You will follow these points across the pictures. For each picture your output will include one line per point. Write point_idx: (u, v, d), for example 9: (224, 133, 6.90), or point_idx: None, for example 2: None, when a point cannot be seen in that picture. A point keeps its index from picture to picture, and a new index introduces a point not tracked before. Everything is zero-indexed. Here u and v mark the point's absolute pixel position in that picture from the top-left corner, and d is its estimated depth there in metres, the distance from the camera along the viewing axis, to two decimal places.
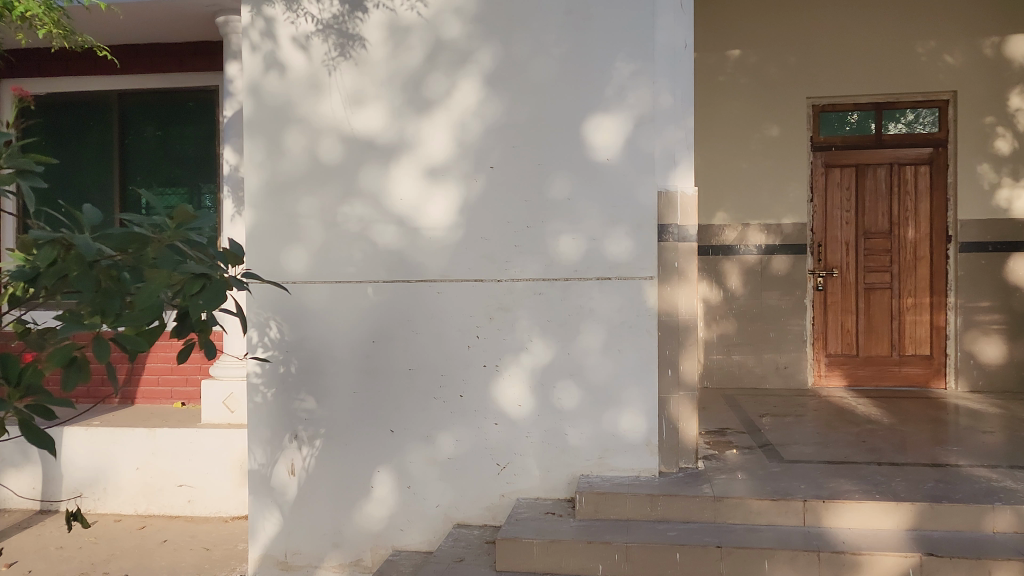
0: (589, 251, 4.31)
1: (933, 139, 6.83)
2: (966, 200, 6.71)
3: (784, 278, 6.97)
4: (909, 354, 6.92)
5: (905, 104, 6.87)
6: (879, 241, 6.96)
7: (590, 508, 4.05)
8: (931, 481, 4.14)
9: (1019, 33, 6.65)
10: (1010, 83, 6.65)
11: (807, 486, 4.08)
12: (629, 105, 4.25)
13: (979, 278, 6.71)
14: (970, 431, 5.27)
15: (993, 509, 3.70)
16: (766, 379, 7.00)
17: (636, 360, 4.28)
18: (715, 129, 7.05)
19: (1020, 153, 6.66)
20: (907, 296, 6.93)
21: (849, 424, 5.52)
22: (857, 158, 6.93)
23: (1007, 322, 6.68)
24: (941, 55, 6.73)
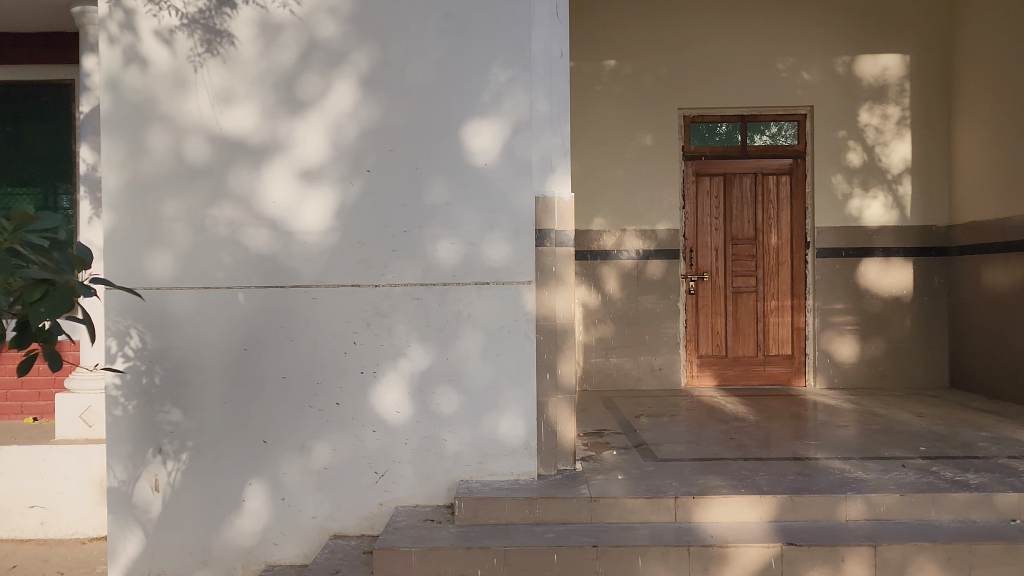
0: (467, 256, 4.31)
1: (793, 151, 7.23)
2: (823, 209, 7.15)
3: (658, 282, 7.20)
4: (773, 354, 7.29)
5: (767, 117, 7.24)
6: (745, 247, 7.30)
7: (468, 514, 4.04)
8: (792, 474, 4.37)
9: (867, 53, 7.14)
10: (860, 100, 7.13)
11: (678, 483, 4.22)
12: (506, 111, 4.29)
13: (834, 281, 7.15)
14: (828, 426, 5.60)
15: (846, 498, 3.94)
16: (642, 380, 7.20)
17: (515, 364, 4.31)
18: (592, 136, 7.20)
19: (870, 165, 7.15)
20: (771, 299, 7.30)
21: (719, 423, 5.76)
22: (725, 167, 7.24)
23: (859, 323, 7.15)
24: (799, 72, 7.15)
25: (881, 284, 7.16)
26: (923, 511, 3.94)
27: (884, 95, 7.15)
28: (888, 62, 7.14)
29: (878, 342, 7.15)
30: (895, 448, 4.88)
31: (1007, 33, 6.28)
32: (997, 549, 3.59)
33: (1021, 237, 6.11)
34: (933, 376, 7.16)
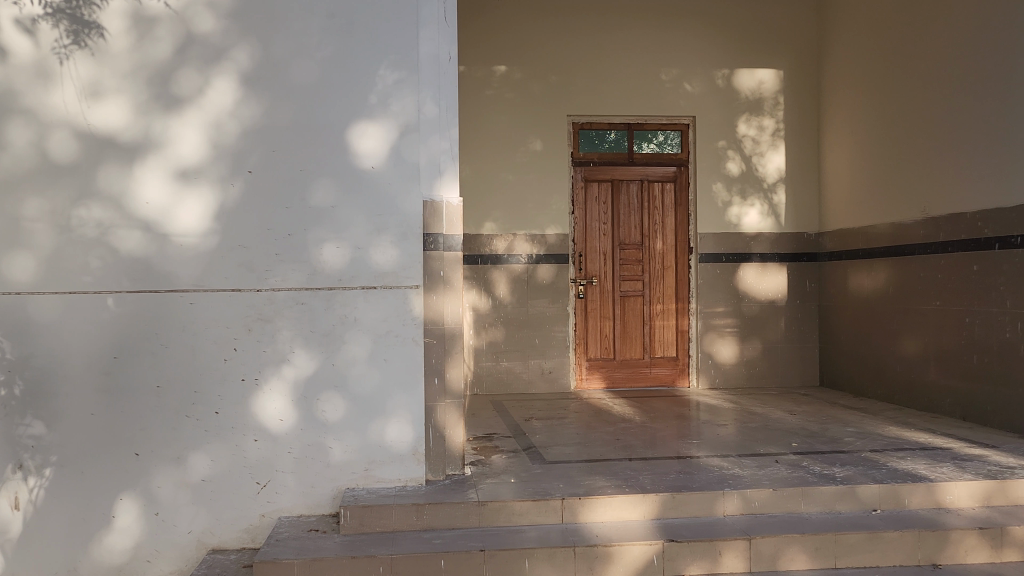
0: (353, 260, 4.24)
1: (676, 159, 7.47)
2: (705, 215, 7.41)
3: (548, 287, 7.29)
4: (658, 356, 7.50)
5: (653, 126, 7.46)
6: (632, 252, 7.49)
7: (355, 522, 3.97)
8: (674, 473, 4.50)
9: (744, 67, 7.47)
10: (739, 111, 7.45)
11: (565, 485, 4.28)
12: (393, 113, 4.25)
13: (715, 286, 7.43)
14: (709, 425, 5.80)
15: (723, 494, 4.09)
16: (532, 384, 7.27)
17: (402, 370, 4.27)
18: (483, 141, 7.23)
19: (748, 174, 7.48)
20: (656, 302, 7.51)
21: (606, 424, 5.88)
22: (612, 174, 7.41)
23: (739, 325, 7.45)
24: (682, 83, 7.40)
25: (758, 288, 7.49)
26: (795, 505, 4.13)
27: (760, 108, 7.49)
28: (764, 76, 7.49)
29: (756, 343, 7.48)
30: (770, 445, 5.11)
31: (870, 53, 6.70)
32: (860, 537, 3.80)
33: (883, 244, 6.52)
34: (806, 376, 7.55)
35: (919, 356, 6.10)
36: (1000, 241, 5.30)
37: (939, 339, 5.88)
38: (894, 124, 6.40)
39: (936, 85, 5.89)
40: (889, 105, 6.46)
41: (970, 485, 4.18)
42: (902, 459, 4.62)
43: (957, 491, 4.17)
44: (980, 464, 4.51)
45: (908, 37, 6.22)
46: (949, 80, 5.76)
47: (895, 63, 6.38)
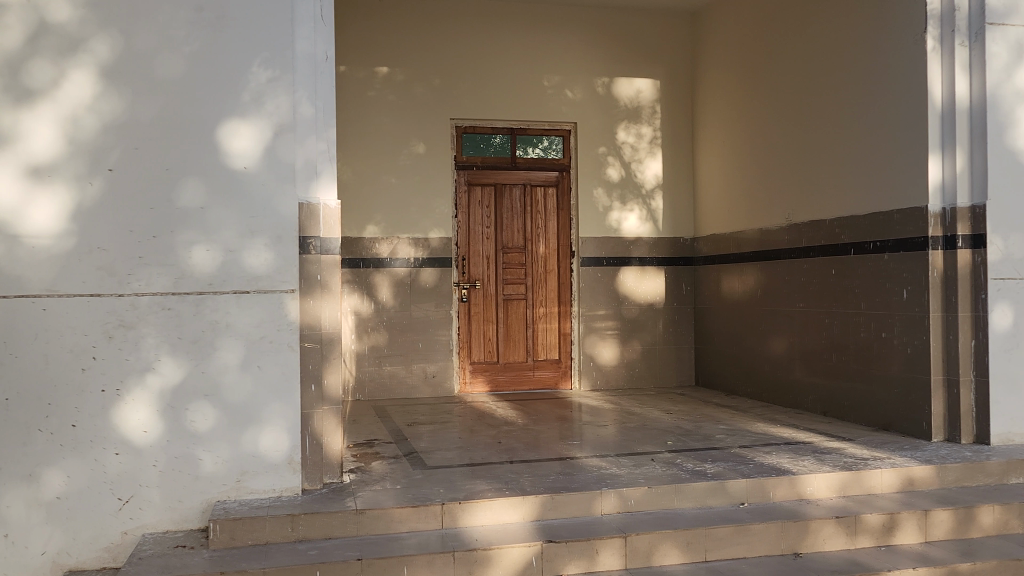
0: (224, 264, 4.07)
1: (558, 164, 7.59)
2: (586, 220, 7.56)
3: (431, 290, 7.24)
4: (541, 359, 7.59)
5: (535, 132, 7.55)
6: (515, 255, 7.54)
7: (225, 537, 3.81)
8: (553, 474, 4.55)
9: (624, 76, 7.67)
10: (618, 119, 7.64)
11: (445, 490, 4.25)
12: (267, 112, 4.11)
13: (596, 289, 7.59)
14: (589, 426, 5.92)
15: (601, 494, 4.17)
16: (416, 389, 7.20)
17: (277, 376, 4.14)
18: (364, 142, 7.12)
19: (627, 180, 7.67)
20: (539, 305, 7.59)
21: (489, 428, 5.89)
22: (495, 178, 7.45)
23: (619, 328, 7.64)
24: (563, 89, 7.52)
25: (638, 291, 7.70)
26: (668, 501, 4.25)
27: (639, 116, 7.71)
28: (642, 85, 7.72)
29: (635, 344, 7.68)
30: (646, 444, 5.25)
31: (740, 66, 7.01)
32: (729, 530, 3.95)
33: (752, 249, 6.83)
34: (682, 376, 7.82)
35: (786, 356, 6.41)
36: (856, 246, 5.64)
37: (804, 340, 6.20)
38: (762, 135, 6.72)
39: (801, 99, 6.22)
40: (757, 117, 6.78)
41: (829, 477, 4.42)
42: (768, 454, 4.85)
43: (817, 483, 4.40)
44: (838, 457, 4.79)
45: (775, 52, 6.54)
46: (812, 94, 6.09)
47: (763, 77, 6.70)
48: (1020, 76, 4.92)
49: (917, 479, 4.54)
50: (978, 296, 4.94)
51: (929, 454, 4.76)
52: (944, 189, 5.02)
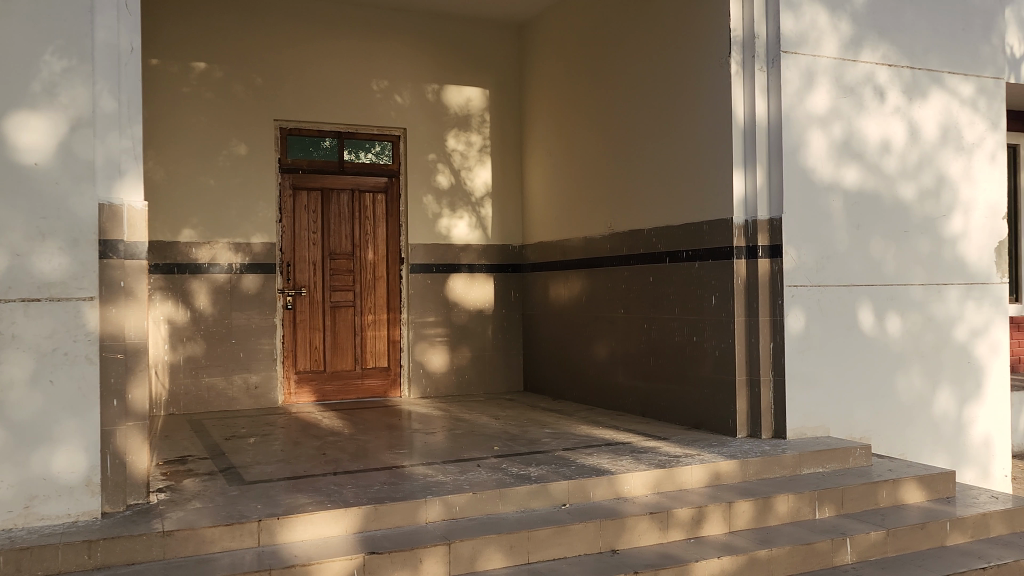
0: (10, 268, 3.70)
1: (387, 170, 7.52)
2: (415, 226, 7.53)
3: (253, 297, 6.95)
4: (369, 367, 7.46)
5: (363, 136, 7.44)
6: (343, 262, 7.36)
7: (9, 568, 3.46)
8: (378, 484, 4.48)
9: (453, 84, 7.73)
10: (447, 126, 7.68)
11: (262, 505, 4.07)
12: (60, 104, 3.78)
13: (426, 296, 7.58)
14: (417, 434, 5.87)
15: (425, 502, 4.14)
16: (236, 401, 6.87)
17: (73, 392, 3.80)
18: (179, 141, 6.73)
19: (456, 187, 7.73)
20: (367, 313, 7.46)
21: (313, 438, 5.72)
22: (322, 182, 7.25)
23: (448, 334, 7.67)
24: (392, 94, 7.46)
25: (467, 298, 7.77)
26: (491, 506, 4.29)
27: (468, 124, 7.79)
28: (471, 94, 7.81)
29: (465, 350, 7.74)
30: (473, 450, 5.28)
31: (564, 80, 7.25)
32: (550, 531, 4.04)
33: (577, 256, 7.06)
34: (511, 381, 7.96)
35: (608, 360, 6.67)
36: (671, 255, 5.96)
37: (624, 344, 6.48)
38: (583, 147, 6.98)
39: (620, 114, 6.50)
40: (580, 129, 7.02)
41: (644, 474, 4.63)
42: (589, 455, 5.01)
43: (634, 481, 4.60)
44: (653, 455, 5.03)
45: (594, 68, 6.82)
46: (629, 110, 6.39)
47: (584, 91, 6.96)
48: (809, 100, 5.39)
49: (723, 473, 4.84)
50: (776, 302, 5.36)
51: (734, 450, 5.10)
52: (747, 203, 5.42)
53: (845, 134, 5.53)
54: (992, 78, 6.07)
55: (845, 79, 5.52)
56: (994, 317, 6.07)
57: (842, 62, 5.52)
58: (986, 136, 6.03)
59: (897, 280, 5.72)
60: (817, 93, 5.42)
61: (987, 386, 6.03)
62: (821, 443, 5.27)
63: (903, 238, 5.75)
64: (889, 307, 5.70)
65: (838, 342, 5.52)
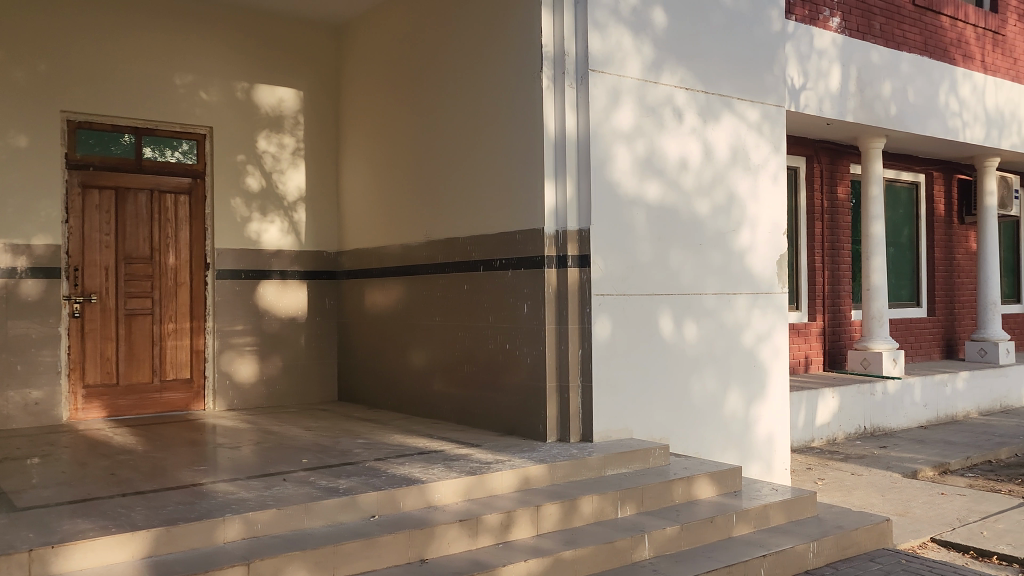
0: None
1: (192, 170, 7.11)
2: (222, 230, 7.18)
3: (34, 304, 6.33)
4: (170, 380, 6.98)
5: (165, 134, 6.99)
6: (140, 267, 6.86)
7: None
8: (172, 504, 4.19)
9: (264, 83, 7.45)
10: (258, 127, 7.40)
11: (34, 534, 3.69)
12: None
13: (233, 304, 7.24)
14: (221, 449, 5.57)
15: (223, 521, 3.92)
16: (12, 419, 6.21)
17: None
18: None
19: (267, 190, 7.46)
20: (168, 321, 6.99)
21: (101, 458, 5.28)
22: (116, 181, 6.73)
23: (257, 344, 7.36)
24: (197, 90, 7.08)
25: (278, 305, 7.50)
26: (296, 522, 4.13)
27: (280, 125, 7.54)
28: (283, 94, 7.56)
29: (276, 360, 7.46)
30: (280, 463, 5.07)
31: (380, 85, 7.19)
32: (357, 545, 3.94)
33: (393, 264, 7.00)
34: (324, 391, 7.76)
35: (423, 368, 6.65)
36: (484, 263, 6.04)
37: (439, 352, 6.48)
38: (399, 155, 6.94)
39: (435, 122, 6.53)
40: (395, 137, 6.99)
41: (455, 482, 4.64)
42: (400, 465, 4.96)
43: (444, 489, 4.60)
44: (465, 462, 5.05)
45: (409, 75, 6.81)
46: (444, 119, 6.42)
47: (399, 99, 6.93)
48: (614, 118, 5.67)
49: (532, 477, 4.95)
50: (584, 309, 5.58)
51: (543, 454, 5.23)
52: (557, 214, 5.59)
53: (647, 151, 5.85)
54: (775, 106, 6.65)
55: (647, 99, 5.85)
56: (776, 322, 6.63)
57: (644, 83, 5.84)
58: (770, 158, 6.59)
59: (692, 289, 6.12)
60: (622, 111, 5.72)
61: (770, 386, 6.58)
62: (625, 444, 5.53)
63: (699, 251, 6.16)
64: (686, 315, 6.08)
65: (640, 348, 5.82)
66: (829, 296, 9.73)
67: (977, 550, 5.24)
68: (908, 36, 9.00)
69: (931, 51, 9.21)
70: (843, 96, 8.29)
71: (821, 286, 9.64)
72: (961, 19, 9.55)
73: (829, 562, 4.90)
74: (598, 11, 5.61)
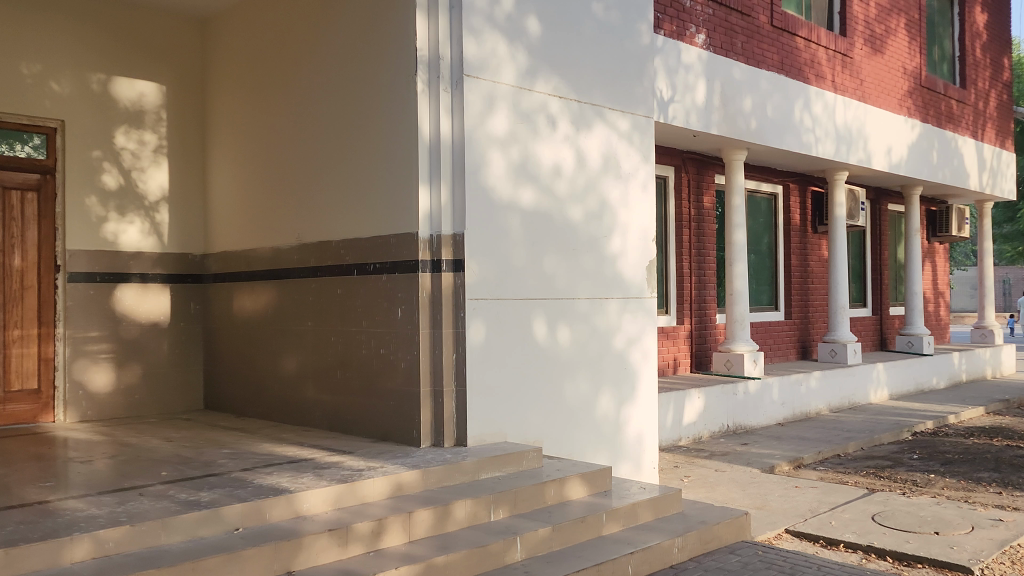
0: None
1: (41, 166, 6.66)
2: (74, 231, 6.75)
3: None
4: (14, 391, 6.48)
5: (10, 126, 6.51)
6: None
7: None
8: (12, 524, 3.89)
9: (122, 76, 7.07)
10: (116, 122, 7.00)
11: None
12: None
13: (88, 309, 6.82)
14: (71, 463, 5.22)
15: (70, 540, 3.67)
16: None
17: None
18: None
19: (125, 189, 7.07)
20: (12, 328, 6.50)
21: None
22: None
23: (114, 351, 6.96)
24: (46, 81, 6.63)
25: (138, 310, 7.12)
26: (151, 538, 3.92)
27: (140, 121, 7.18)
28: (144, 89, 7.20)
29: (135, 368, 7.07)
30: (136, 477, 4.80)
31: (248, 83, 6.95)
32: (219, 559, 3.78)
33: (263, 267, 6.78)
34: (188, 399, 7.42)
35: (294, 375, 6.46)
36: (358, 267, 5.93)
37: (311, 359, 6.31)
38: (268, 155, 6.74)
39: (306, 123, 6.36)
40: (264, 136, 6.78)
41: (324, 491, 4.53)
42: (268, 475, 4.80)
43: (313, 499, 4.48)
44: (336, 470, 4.94)
45: (279, 73, 6.62)
46: (315, 120, 6.27)
47: (268, 97, 6.73)
48: (488, 123, 5.73)
49: (405, 483, 4.90)
50: (458, 314, 5.60)
51: (416, 460, 5.19)
52: (432, 218, 5.58)
53: (522, 157, 5.93)
54: (644, 116, 6.87)
55: (521, 106, 5.93)
56: (646, 326, 6.85)
57: (518, 90, 5.92)
58: (639, 167, 6.81)
59: (565, 293, 6.23)
60: (496, 117, 5.78)
61: (639, 388, 6.78)
62: (499, 448, 5.56)
63: (572, 256, 6.28)
64: (559, 320, 6.19)
65: (513, 352, 5.88)
66: (696, 301, 10.15)
67: (826, 539, 5.59)
68: (766, 54, 9.51)
69: (787, 70, 9.77)
70: (708, 109, 8.68)
71: (689, 291, 10.04)
72: (815, 41, 10.15)
73: (693, 556, 5.09)
74: (473, 17, 5.66)
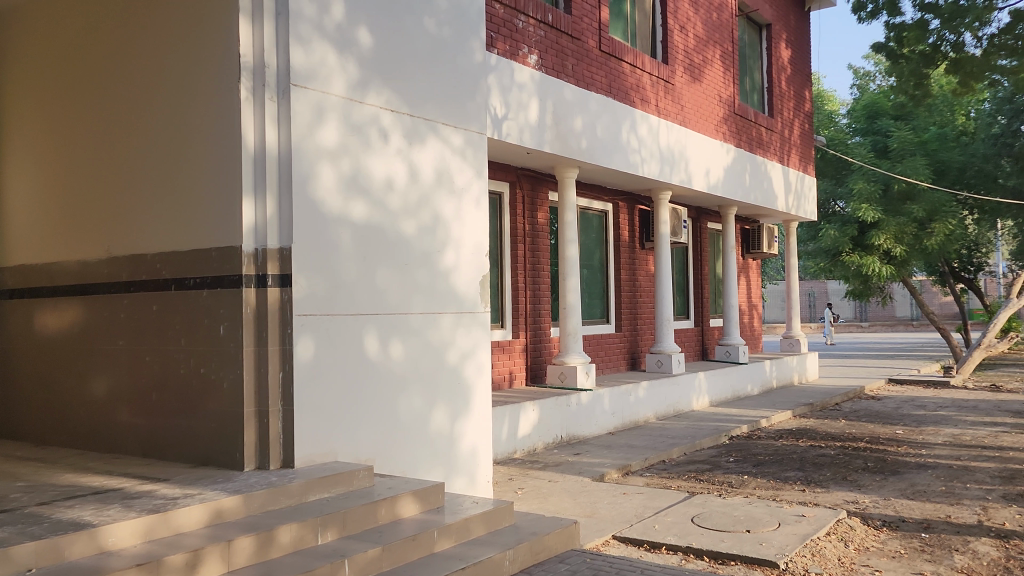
0: None
1: None
2: None
3: None
4: None
5: None
6: None
7: None
8: None
9: None
10: None
11: None
12: None
13: None
14: None
15: None
16: None
17: None
18: None
19: None
20: None
21: None
22: None
23: None
24: None
25: None
26: None
27: None
28: None
29: None
30: None
31: (50, 84, 6.42)
32: None
33: (68, 282, 6.26)
34: None
35: (104, 399, 5.98)
36: (176, 282, 5.60)
37: (123, 380, 5.87)
38: (73, 162, 6.25)
39: (118, 129, 5.95)
40: (68, 142, 6.28)
41: (133, 523, 4.19)
42: (68, 509, 4.40)
43: (119, 532, 4.13)
44: (147, 500, 4.60)
45: (85, 75, 6.16)
46: (128, 126, 5.88)
47: (73, 100, 6.24)
48: (317, 134, 5.59)
49: (225, 510, 4.64)
50: (285, 331, 5.41)
51: (239, 485, 4.94)
52: (256, 231, 5.36)
53: (353, 169, 5.83)
54: (477, 132, 6.96)
55: (352, 117, 5.83)
56: (479, 340, 6.91)
57: (349, 102, 5.82)
58: (472, 182, 6.88)
59: (398, 308, 6.18)
60: (325, 128, 5.65)
61: (472, 402, 6.81)
62: (328, 468, 5.41)
63: (404, 269, 6.23)
64: (391, 335, 6.12)
65: (343, 368, 5.73)
66: (531, 315, 10.36)
67: (650, 542, 5.83)
68: (594, 78, 9.89)
69: (614, 93, 10.20)
70: (540, 127, 8.92)
71: (524, 306, 10.23)
72: (640, 67, 10.66)
73: (523, 568, 5.15)
74: (301, 25, 5.53)
